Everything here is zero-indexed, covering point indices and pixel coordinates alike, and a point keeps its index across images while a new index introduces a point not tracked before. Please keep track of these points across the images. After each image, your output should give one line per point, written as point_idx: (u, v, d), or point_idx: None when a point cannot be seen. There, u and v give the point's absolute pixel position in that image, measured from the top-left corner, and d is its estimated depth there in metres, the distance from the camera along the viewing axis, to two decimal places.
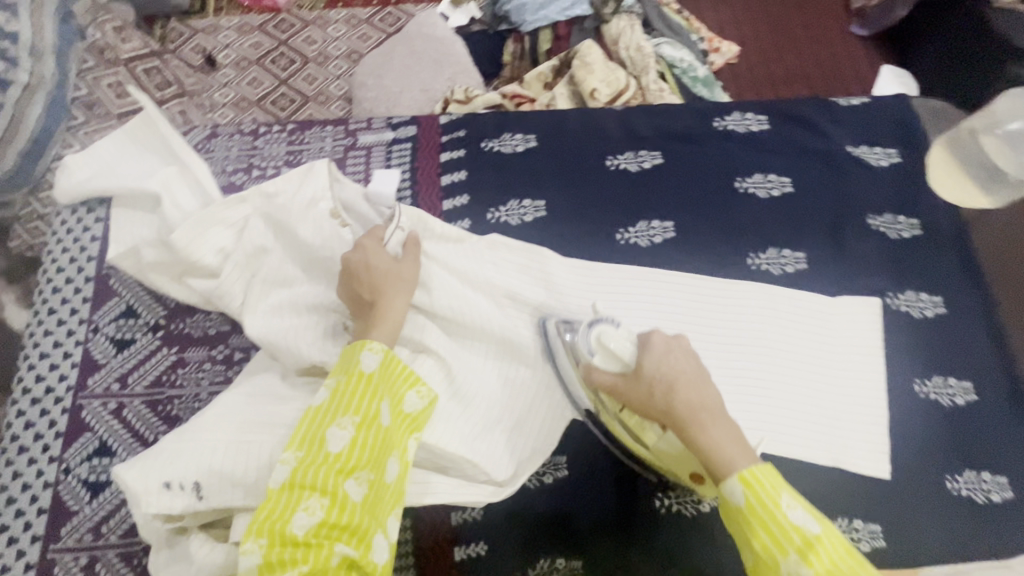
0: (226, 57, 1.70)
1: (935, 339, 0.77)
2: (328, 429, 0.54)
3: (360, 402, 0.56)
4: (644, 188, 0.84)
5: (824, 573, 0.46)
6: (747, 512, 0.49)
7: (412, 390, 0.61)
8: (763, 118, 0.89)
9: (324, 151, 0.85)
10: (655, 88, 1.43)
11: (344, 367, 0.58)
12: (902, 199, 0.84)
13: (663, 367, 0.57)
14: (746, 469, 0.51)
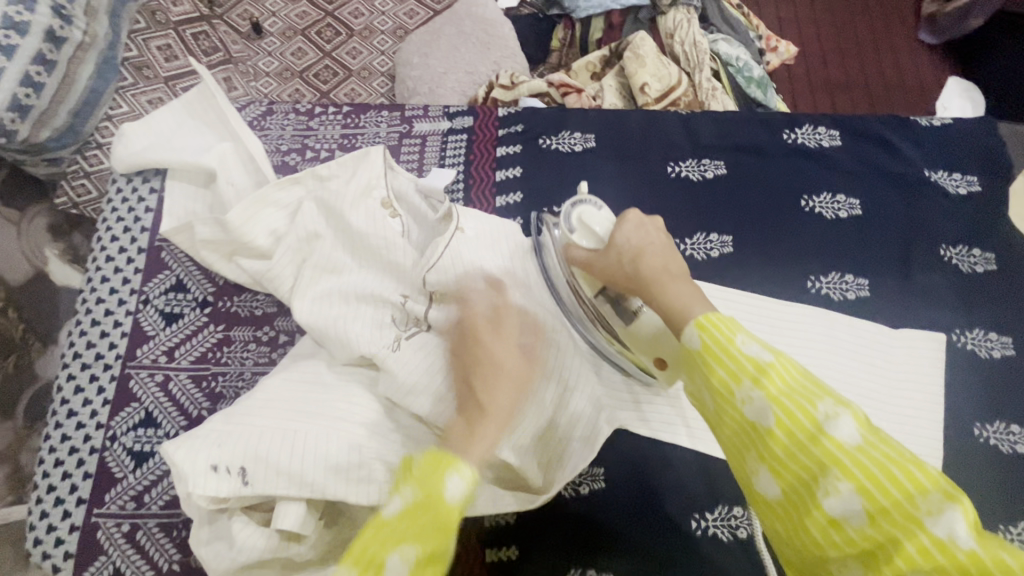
0: (272, 25, 1.68)
1: (1001, 381, 0.73)
2: (387, 556, 0.45)
3: (425, 520, 0.47)
4: (704, 199, 0.80)
5: (779, 397, 0.42)
6: (702, 354, 0.45)
7: (456, 474, 0.48)
8: (835, 133, 0.85)
9: (379, 137, 0.83)
10: (709, 87, 1.37)
11: (421, 480, 0.49)
12: (978, 230, 0.79)
13: (629, 237, 0.60)
14: (701, 315, 0.47)
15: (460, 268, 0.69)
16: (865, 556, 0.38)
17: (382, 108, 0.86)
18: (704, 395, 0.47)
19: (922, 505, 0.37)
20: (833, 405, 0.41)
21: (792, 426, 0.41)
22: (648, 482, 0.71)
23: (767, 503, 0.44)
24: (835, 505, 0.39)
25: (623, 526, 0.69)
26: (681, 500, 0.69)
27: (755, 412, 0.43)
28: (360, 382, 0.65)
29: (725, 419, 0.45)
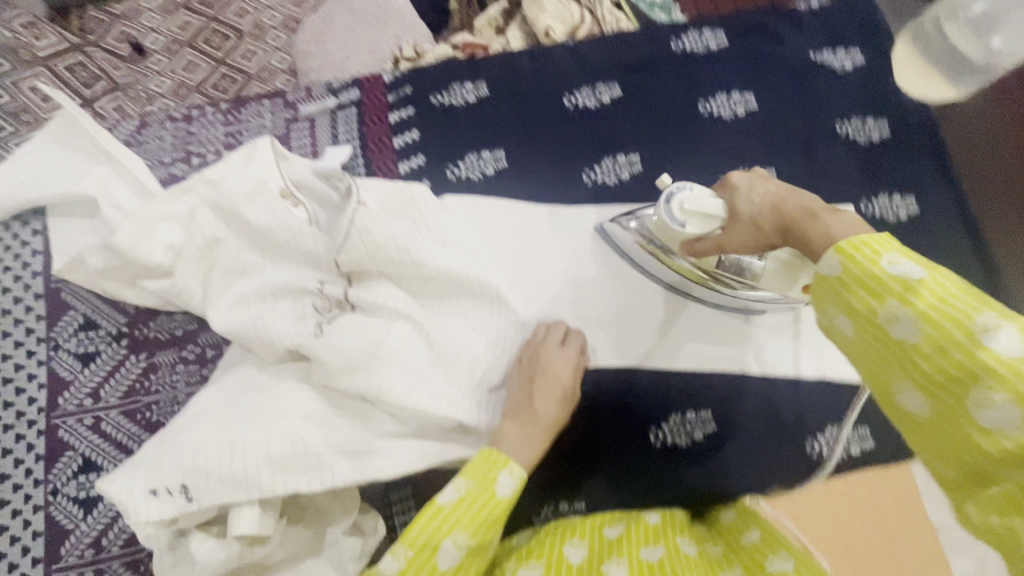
0: (152, 40, 1.55)
1: (910, 240, 0.77)
2: (443, 540, 0.57)
3: (479, 526, 0.58)
4: (606, 124, 0.80)
5: (930, 311, 0.39)
6: (845, 277, 0.43)
7: (504, 470, 0.61)
8: (720, 33, 0.84)
9: (266, 127, 0.79)
10: (613, 18, 1.31)
11: (478, 476, 0.61)
12: (868, 102, 0.81)
13: (741, 202, 0.56)
14: (841, 241, 0.45)
15: (369, 243, 0.66)
16: (1014, 464, 0.36)
17: (263, 97, 0.82)
18: (837, 324, 0.45)
19: (977, 325, 0.38)
20: (995, 317, 0.38)
21: (942, 342, 0.39)
22: (605, 408, 0.71)
23: (909, 421, 0.42)
24: (988, 416, 0.37)
25: (585, 458, 0.71)
26: (639, 416, 0.71)
27: (901, 333, 0.40)
28: (292, 377, 0.64)
29: (876, 360, 0.42)
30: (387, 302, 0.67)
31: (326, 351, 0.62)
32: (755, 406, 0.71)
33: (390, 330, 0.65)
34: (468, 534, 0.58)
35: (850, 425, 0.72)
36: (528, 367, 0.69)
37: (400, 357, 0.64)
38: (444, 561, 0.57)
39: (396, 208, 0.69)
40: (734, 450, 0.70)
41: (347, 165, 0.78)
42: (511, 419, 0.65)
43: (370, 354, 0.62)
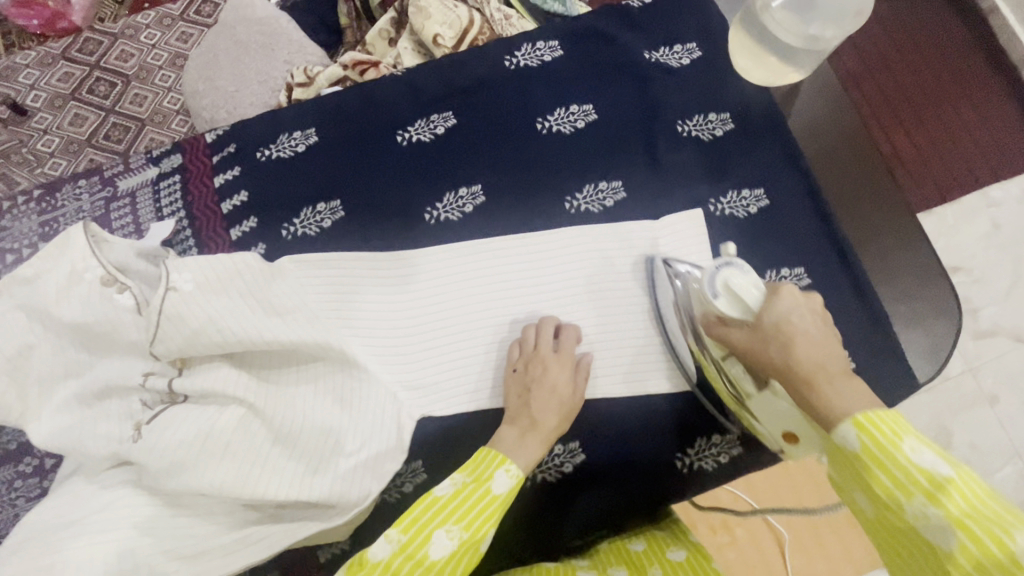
0: (35, 99, 1.45)
1: (762, 233, 0.76)
2: (436, 529, 0.55)
3: (473, 518, 0.56)
4: (444, 156, 0.77)
5: (962, 519, 0.37)
6: (861, 460, 0.42)
7: (502, 468, 0.59)
8: (554, 44, 0.82)
9: (84, 211, 0.75)
10: (502, 19, 1.18)
11: (476, 472, 0.60)
12: (709, 97, 0.80)
13: (788, 318, 0.52)
14: (858, 412, 0.44)
15: (187, 329, 0.62)
16: None
17: (80, 176, 0.77)
18: (857, 498, 0.43)
19: None
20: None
21: (981, 557, 0.36)
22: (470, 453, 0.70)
23: None
24: None
25: None
26: None
27: (932, 535, 0.38)
28: (120, 484, 0.60)
29: (890, 522, 0.41)
30: (218, 386, 0.63)
31: (149, 454, 0.59)
32: (620, 429, 0.70)
33: (223, 415, 0.63)
34: (460, 525, 0.55)
35: (718, 433, 0.71)
36: (525, 375, 0.68)
37: (233, 445, 0.61)
38: (434, 554, 0.53)
39: (223, 286, 0.65)
40: (602, 476, 0.70)
41: (173, 240, 0.73)
42: (510, 424, 0.65)
43: (200, 447, 0.60)
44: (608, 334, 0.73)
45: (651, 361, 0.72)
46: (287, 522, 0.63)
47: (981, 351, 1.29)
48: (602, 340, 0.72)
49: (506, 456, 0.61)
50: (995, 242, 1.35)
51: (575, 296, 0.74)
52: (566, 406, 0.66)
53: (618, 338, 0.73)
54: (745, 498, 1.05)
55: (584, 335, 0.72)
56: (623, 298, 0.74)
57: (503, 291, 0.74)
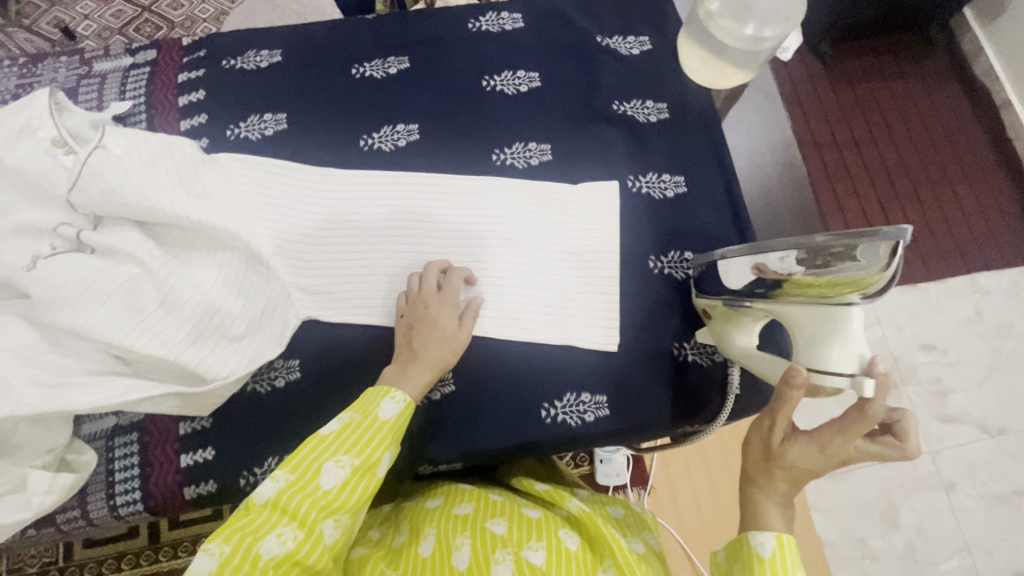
0: (87, 29, 1.48)
1: (673, 217, 0.78)
2: (325, 462, 0.55)
3: (364, 446, 0.57)
4: (391, 93, 0.82)
5: None
6: (766, 566, 0.51)
7: (387, 397, 0.60)
8: (517, 16, 0.87)
9: (58, 80, 0.82)
10: None
11: (361, 407, 0.60)
12: (651, 86, 0.84)
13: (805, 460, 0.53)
14: (784, 532, 0.53)
15: (103, 184, 0.67)
16: None
17: (63, 54, 0.85)
18: None
19: None
20: None
21: None
22: (347, 364, 0.72)
23: None
24: None
25: (315, 409, 0.70)
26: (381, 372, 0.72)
27: None
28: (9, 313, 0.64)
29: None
30: (121, 244, 0.68)
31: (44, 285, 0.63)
32: (494, 370, 0.72)
33: (118, 271, 0.67)
34: (352, 456, 0.56)
35: (588, 393, 0.72)
36: (410, 320, 0.68)
37: (117, 298, 0.65)
38: (326, 483, 0.54)
39: (148, 157, 0.70)
40: (469, 412, 0.72)
41: (127, 119, 0.79)
42: (393, 362, 0.66)
43: (86, 291, 0.64)
44: (504, 282, 0.74)
45: (539, 317, 0.73)
46: (152, 381, 0.66)
47: (943, 435, 1.25)
48: (496, 287, 0.74)
49: (388, 385, 0.61)
50: (974, 330, 1.31)
51: (481, 237, 0.76)
52: (449, 346, 0.67)
53: (515, 288, 0.74)
54: (671, 530, 1.09)
55: (479, 278, 0.74)
56: (527, 249, 0.75)
57: (414, 221, 0.76)
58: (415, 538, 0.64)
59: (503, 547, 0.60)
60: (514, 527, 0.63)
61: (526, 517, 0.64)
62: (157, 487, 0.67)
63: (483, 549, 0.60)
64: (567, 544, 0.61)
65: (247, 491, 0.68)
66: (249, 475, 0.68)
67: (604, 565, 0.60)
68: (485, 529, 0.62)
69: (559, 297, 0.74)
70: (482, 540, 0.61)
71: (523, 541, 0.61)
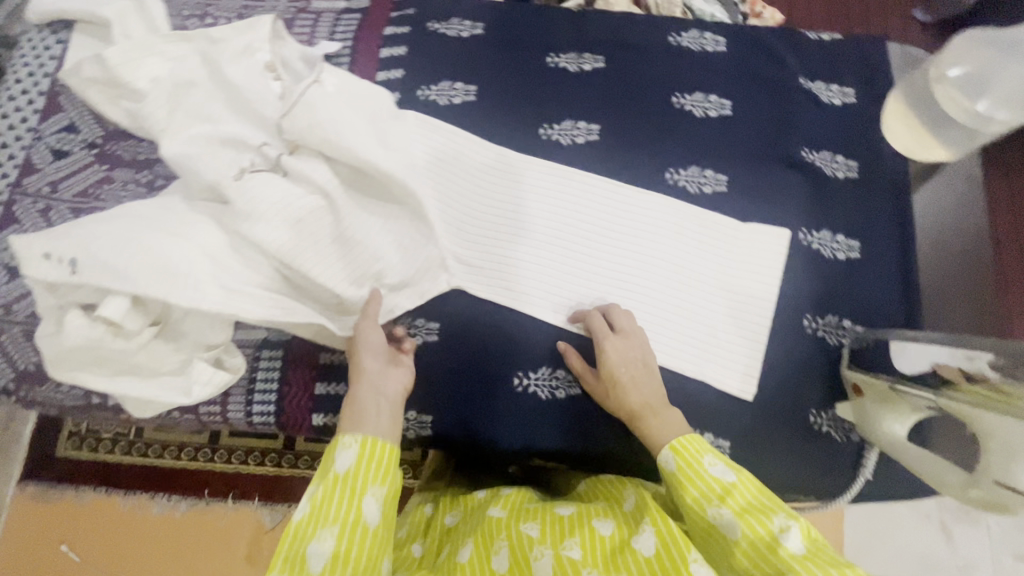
0: None
1: (839, 280, 0.75)
2: (309, 546, 0.51)
3: (338, 510, 0.54)
4: (580, 88, 0.83)
5: (743, 509, 0.53)
6: (678, 475, 0.57)
7: (339, 447, 0.58)
8: (721, 40, 0.85)
9: (277, 9, 0.87)
10: None
11: (321, 474, 0.57)
12: (845, 141, 0.80)
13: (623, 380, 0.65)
14: (672, 439, 0.60)
15: (310, 117, 0.70)
16: None
17: None
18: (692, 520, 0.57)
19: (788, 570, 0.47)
20: (784, 518, 0.51)
21: (755, 538, 0.50)
22: (483, 339, 0.73)
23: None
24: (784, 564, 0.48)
25: (444, 375, 0.72)
26: (513, 357, 0.73)
27: (726, 524, 0.53)
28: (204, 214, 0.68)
29: (691, 516, 0.56)
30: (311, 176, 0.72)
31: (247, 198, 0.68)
32: None
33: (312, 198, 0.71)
34: (332, 530, 0.53)
35: (711, 434, 0.70)
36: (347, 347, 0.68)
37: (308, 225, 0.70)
38: (314, 566, 0.50)
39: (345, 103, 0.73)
40: (588, 418, 0.72)
41: (332, 59, 0.84)
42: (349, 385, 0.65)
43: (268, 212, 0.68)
44: (563, 281, 0.75)
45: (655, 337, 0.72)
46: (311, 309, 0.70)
47: None
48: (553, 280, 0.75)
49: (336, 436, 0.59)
50: None
51: (630, 253, 0.75)
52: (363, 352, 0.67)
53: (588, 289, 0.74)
54: None
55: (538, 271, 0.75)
56: (633, 257, 0.75)
57: (568, 221, 0.76)
58: (452, 551, 0.62)
59: (539, 544, 0.57)
60: (547, 528, 0.59)
61: (559, 515, 0.61)
62: (291, 407, 0.72)
63: (521, 552, 0.57)
64: (601, 532, 0.58)
65: None
66: None
67: (644, 523, 0.56)
68: (518, 532, 0.59)
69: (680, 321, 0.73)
70: (519, 541, 0.58)
71: (558, 539, 0.57)
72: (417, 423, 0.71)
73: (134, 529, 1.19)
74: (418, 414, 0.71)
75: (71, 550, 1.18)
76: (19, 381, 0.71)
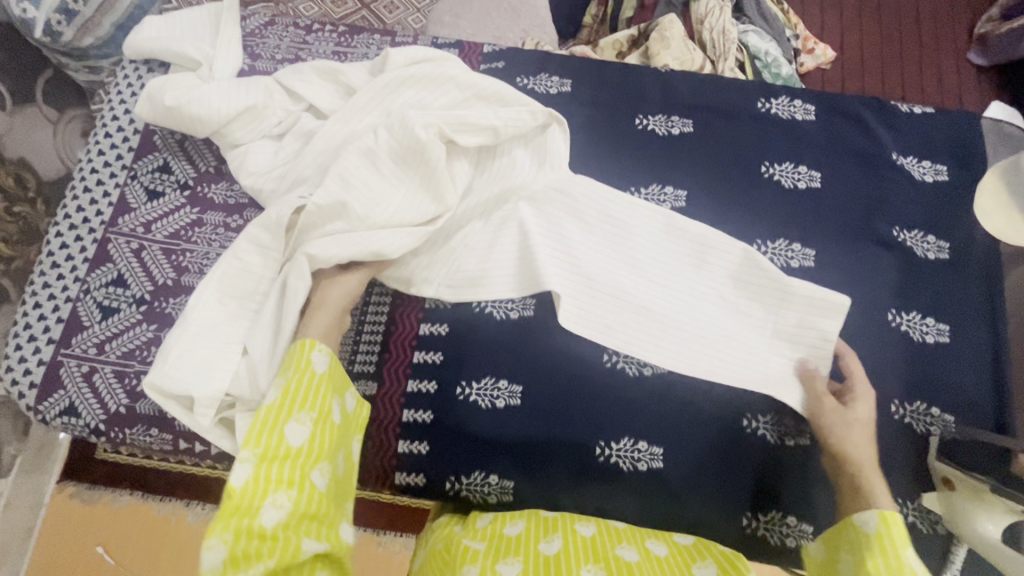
0: None
1: (930, 364, 0.74)
2: (287, 424, 0.56)
3: (315, 399, 0.58)
4: (668, 151, 0.83)
5: None
6: (873, 541, 0.54)
7: (313, 353, 0.61)
8: (810, 108, 0.85)
9: (369, 57, 0.88)
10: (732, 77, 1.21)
11: (293, 368, 0.60)
12: (937, 219, 0.79)
13: (845, 435, 0.63)
14: (887, 509, 0.56)
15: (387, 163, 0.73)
16: None
17: (377, 32, 0.91)
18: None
19: None
20: None
21: None
22: (568, 407, 0.72)
23: None
24: None
25: (524, 441, 0.71)
26: (597, 426, 0.72)
27: None
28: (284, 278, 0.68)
29: None
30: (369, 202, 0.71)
31: (306, 224, 0.70)
32: (704, 464, 0.71)
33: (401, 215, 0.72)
34: (306, 412, 0.57)
35: (795, 518, 0.69)
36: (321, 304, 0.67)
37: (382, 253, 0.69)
38: (295, 439, 0.56)
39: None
40: (673, 495, 0.70)
41: None
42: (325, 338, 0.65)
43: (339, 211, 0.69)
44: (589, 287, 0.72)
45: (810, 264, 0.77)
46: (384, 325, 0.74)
47: None
48: (596, 300, 0.72)
49: (307, 342, 0.61)
50: None
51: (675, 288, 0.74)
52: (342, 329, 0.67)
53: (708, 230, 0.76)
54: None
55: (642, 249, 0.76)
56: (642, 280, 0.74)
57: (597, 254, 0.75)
58: (500, 522, 0.67)
59: (590, 559, 0.60)
60: (601, 533, 0.65)
61: (614, 528, 0.66)
62: (369, 461, 0.72)
63: (575, 551, 0.61)
64: (656, 551, 0.62)
65: (448, 494, 0.72)
66: (454, 481, 0.71)
67: (703, 561, 0.61)
68: (575, 531, 0.64)
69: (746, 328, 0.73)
70: (575, 543, 0.62)
71: (613, 544, 0.62)
72: (497, 487, 0.71)
73: (172, 544, 1.18)
74: (501, 478, 0.71)
75: (107, 553, 1.17)
76: (108, 423, 0.72)
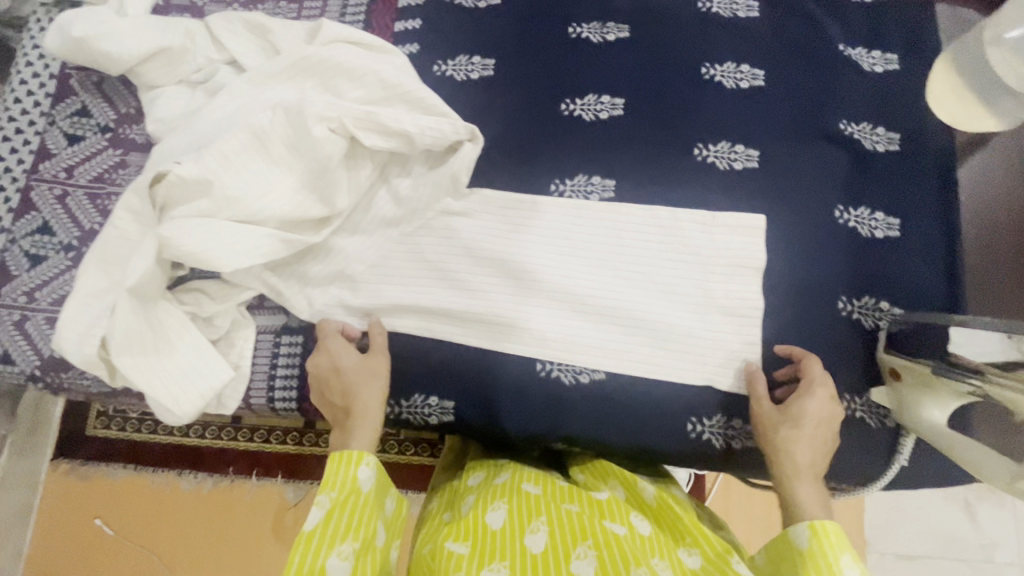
0: None
1: (878, 259, 0.71)
2: (325, 560, 0.49)
3: (359, 527, 0.53)
4: (603, 59, 0.79)
5: None
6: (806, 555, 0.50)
7: (359, 466, 0.57)
8: (754, 4, 0.80)
9: None
10: None
11: (335, 483, 0.55)
12: (887, 111, 0.76)
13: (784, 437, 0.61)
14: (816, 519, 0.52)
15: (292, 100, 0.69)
16: None
17: None
18: None
19: None
20: None
21: None
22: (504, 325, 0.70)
23: None
24: None
25: (462, 361, 0.70)
26: (535, 341, 0.70)
27: None
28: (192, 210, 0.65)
29: None
30: (285, 127, 0.68)
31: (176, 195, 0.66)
32: (645, 372, 0.69)
33: (289, 194, 0.69)
34: (347, 541, 0.51)
35: (739, 420, 0.69)
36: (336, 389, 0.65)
37: (284, 196, 0.68)
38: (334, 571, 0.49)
39: (325, 60, 0.72)
40: (617, 405, 0.69)
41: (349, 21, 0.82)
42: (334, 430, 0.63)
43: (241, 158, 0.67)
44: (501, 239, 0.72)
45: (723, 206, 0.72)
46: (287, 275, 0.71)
47: None
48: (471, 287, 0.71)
49: (348, 454, 0.57)
50: None
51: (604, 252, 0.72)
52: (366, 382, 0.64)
53: (632, 215, 0.73)
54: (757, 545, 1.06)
55: (521, 269, 0.72)
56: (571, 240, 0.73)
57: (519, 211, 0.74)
58: (480, 508, 0.58)
59: (582, 540, 0.52)
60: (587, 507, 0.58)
61: (596, 501, 0.59)
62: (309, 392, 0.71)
63: (563, 538, 0.53)
64: (642, 525, 0.57)
65: (390, 419, 0.71)
66: (395, 405, 0.71)
67: (686, 545, 0.56)
68: (560, 507, 0.57)
69: (651, 292, 0.71)
70: (561, 525, 0.54)
71: (601, 518, 0.56)
72: (438, 407, 0.70)
73: (162, 513, 1.19)
74: (442, 400, 0.70)
75: (106, 524, 1.18)
76: (44, 368, 0.72)
